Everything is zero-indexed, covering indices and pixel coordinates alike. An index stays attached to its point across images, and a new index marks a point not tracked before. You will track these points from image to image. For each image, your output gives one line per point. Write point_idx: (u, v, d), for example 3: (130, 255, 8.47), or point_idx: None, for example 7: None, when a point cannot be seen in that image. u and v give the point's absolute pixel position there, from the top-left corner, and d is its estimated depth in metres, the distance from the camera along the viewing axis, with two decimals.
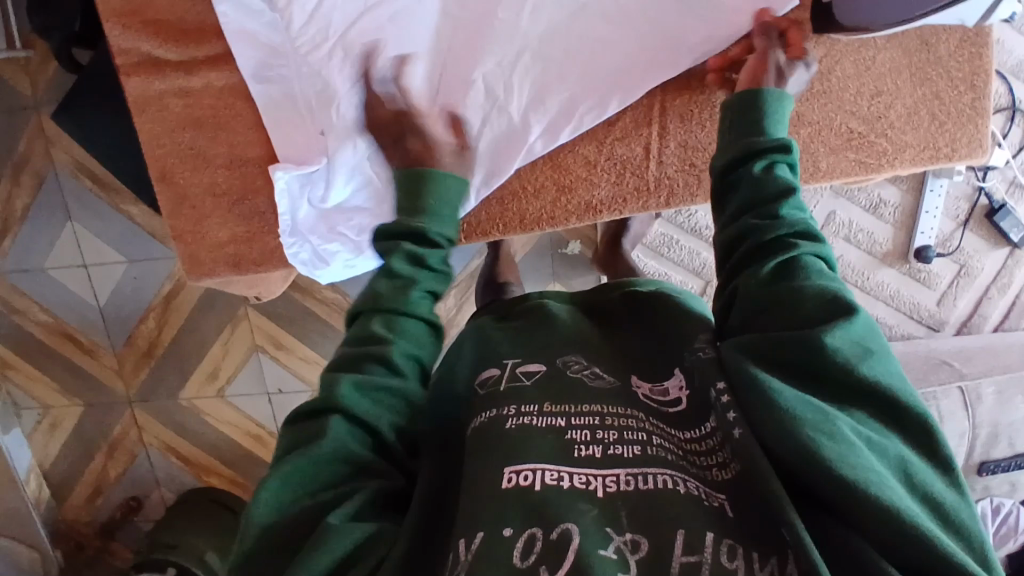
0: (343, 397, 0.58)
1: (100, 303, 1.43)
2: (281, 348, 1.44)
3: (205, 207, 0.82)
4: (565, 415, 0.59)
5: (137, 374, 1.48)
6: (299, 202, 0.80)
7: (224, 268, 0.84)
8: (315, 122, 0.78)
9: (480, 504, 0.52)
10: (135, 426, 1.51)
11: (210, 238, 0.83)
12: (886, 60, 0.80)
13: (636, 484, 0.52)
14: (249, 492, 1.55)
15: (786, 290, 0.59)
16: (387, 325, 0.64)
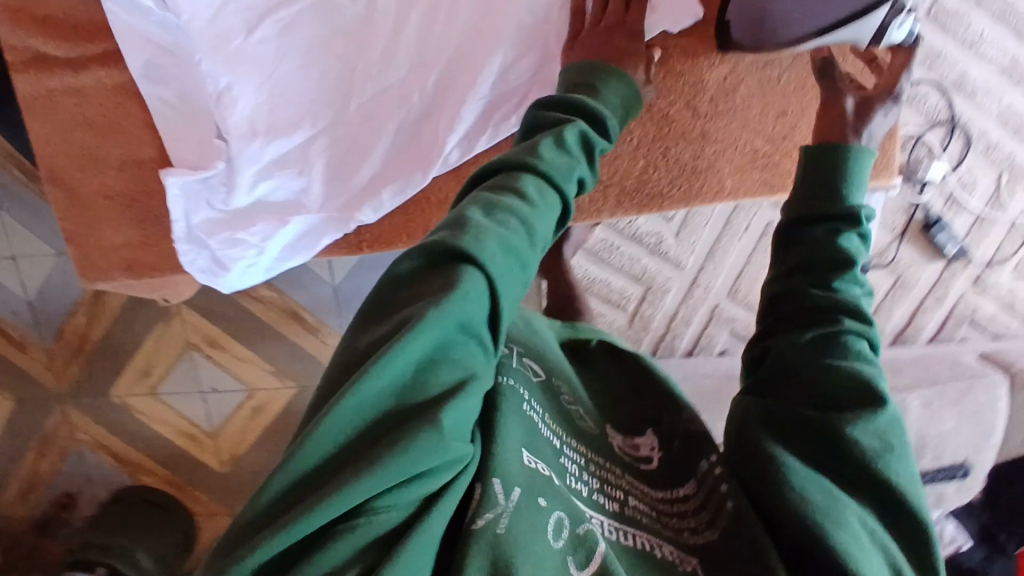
0: (485, 248, 0.47)
1: (28, 298, 1.38)
2: (216, 346, 1.41)
3: (98, 209, 0.82)
4: (562, 438, 0.58)
5: (69, 370, 1.44)
6: (196, 209, 0.79)
7: (117, 271, 0.86)
8: (211, 126, 0.76)
9: (514, 468, 0.48)
10: (68, 422, 1.48)
11: (104, 241, 0.83)
12: (788, 81, 0.84)
13: (620, 536, 0.53)
14: (185, 489, 1.53)
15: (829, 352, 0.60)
16: (537, 189, 0.53)
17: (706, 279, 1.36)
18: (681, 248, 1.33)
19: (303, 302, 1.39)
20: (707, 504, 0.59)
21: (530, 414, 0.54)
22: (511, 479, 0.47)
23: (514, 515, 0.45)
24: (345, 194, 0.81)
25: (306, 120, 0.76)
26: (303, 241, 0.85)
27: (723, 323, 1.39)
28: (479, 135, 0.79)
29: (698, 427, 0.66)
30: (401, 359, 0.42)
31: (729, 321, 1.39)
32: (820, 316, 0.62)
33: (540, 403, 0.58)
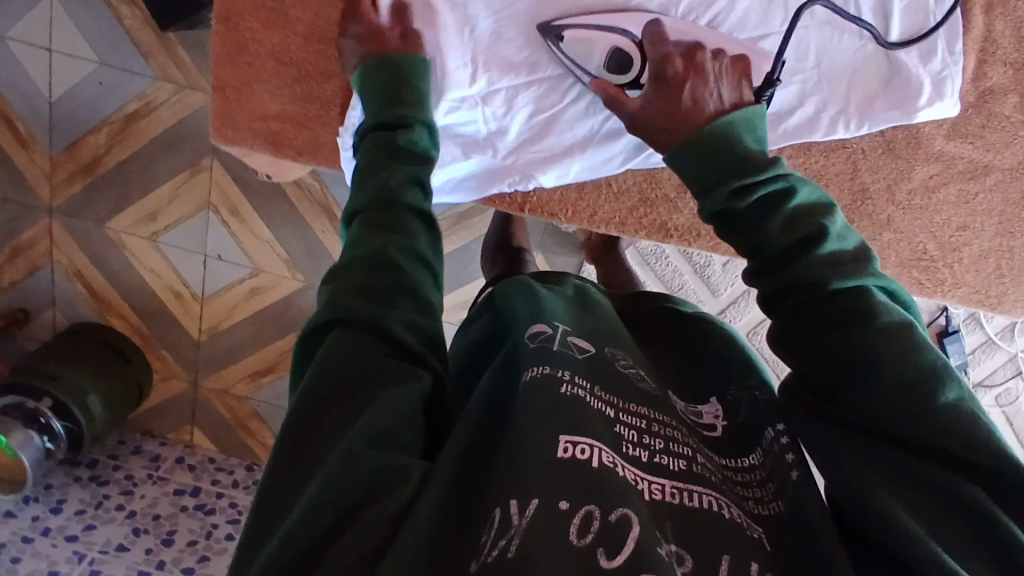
0: (337, 301, 0.50)
1: (50, 97, 1.26)
2: (235, 215, 1.33)
3: (262, 68, 0.71)
4: (615, 407, 0.53)
5: (68, 187, 1.33)
6: None
7: (259, 146, 0.75)
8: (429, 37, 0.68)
9: (533, 462, 0.44)
10: (49, 238, 1.37)
11: (256, 105, 0.73)
12: (987, 200, 0.80)
13: (681, 498, 0.47)
14: (149, 345, 1.45)
15: (889, 386, 0.45)
16: (370, 213, 0.54)
17: (733, 313, 1.37)
18: (722, 278, 1.35)
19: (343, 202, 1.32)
20: (774, 475, 0.52)
21: (570, 394, 0.51)
22: (522, 484, 0.43)
23: (528, 530, 0.41)
24: (539, 151, 0.75)
25: (528, 64, 0.70)
26: (467, 181, 0.79)
27: None
28: None
29: (767, 393, 0.60)
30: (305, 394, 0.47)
31: None
32: (850, 324, 0.47)
33: (585, 378, 0.54)
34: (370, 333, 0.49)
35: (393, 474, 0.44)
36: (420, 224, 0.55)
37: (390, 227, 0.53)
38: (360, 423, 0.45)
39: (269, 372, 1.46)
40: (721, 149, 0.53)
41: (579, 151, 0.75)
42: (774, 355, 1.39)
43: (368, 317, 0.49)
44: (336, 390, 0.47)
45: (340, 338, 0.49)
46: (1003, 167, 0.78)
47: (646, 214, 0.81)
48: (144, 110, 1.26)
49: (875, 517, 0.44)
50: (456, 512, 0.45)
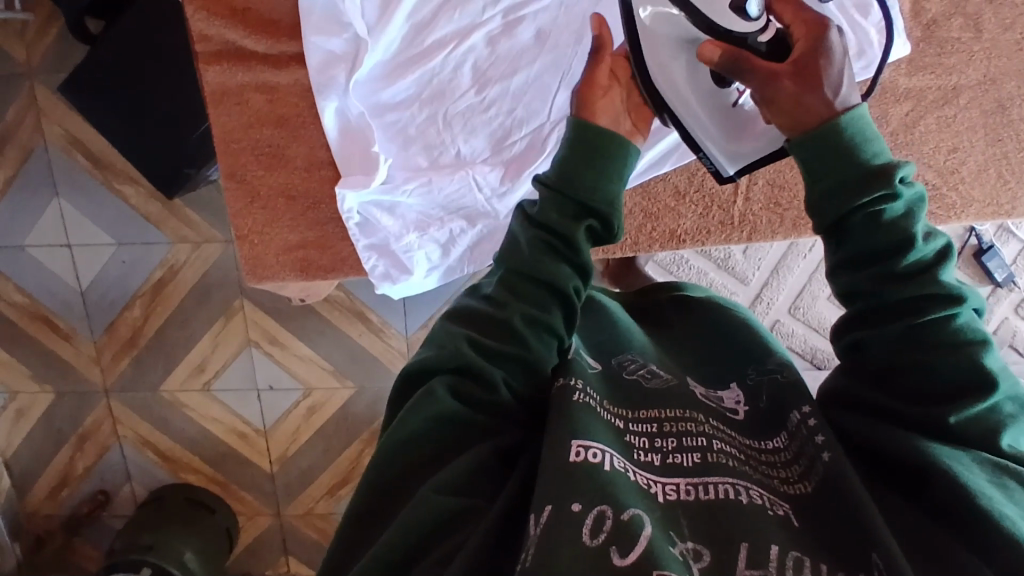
0: (461, 354, 0.52)
1: (82, 287, 1.34)
2: (276, 344, 1.39)
3: (277, 208, 0.77)
4: (625, 417, 0.54)
5: (116, 365, 1.39)
6: (385, 213, 0.75)
7: (289, 273, 0.80)
8: (419, 132, 0.73)
9: (544, 476, 0.46)
10: (110, 417, 1.42)
11: (279, 241, 0.79)
12: (965, 119, 0.82)
13: (697, 493, 0.46)
14: (228, 491, 1.48)
15: (930, 381, 0.48)
16: (512, 292, 0.54)
17: (770, 295, 1.38)
18: (748, 264, 1.36)
19: (371, 304, 1.37)
20: (801, 455, 0.51)
21: (581, 401, 0.51)
22: (550, 492, 0.44)
23: (543, 537, 0.42)
24: None
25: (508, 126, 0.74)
26: (455, 245, 0.79)
27: (782, 338, 1.40)
28: (669, 158, 0.80)
29: (789, 373, 0.59)
30: (405, 436, 0.49)
31: (787, 337, 1.41)
32: (921, 334, 0.48)
33: (598, 394, 0.55)
34: (475, 384, 0.51)
35: (459, 516, 0.45)
36: (557, 304, 0.55)
37: (518, 299, 0.54)
38: (438, 476, 0.47)
39: (346, 483, 1.47)
40: (851, 150, 0.50)
41: None
42: (822, 322, 1.40)
43: (478, 371, 0.51)
44: (426, 452, 0.49)
45: (446, 386, 0.50)
46: (969, 84, 0.81)
47: (651, 227, 0.85)
48: (169, 274, 1.34)
49: (899, 452, 0.47)
50: (509, 542, 0.44)
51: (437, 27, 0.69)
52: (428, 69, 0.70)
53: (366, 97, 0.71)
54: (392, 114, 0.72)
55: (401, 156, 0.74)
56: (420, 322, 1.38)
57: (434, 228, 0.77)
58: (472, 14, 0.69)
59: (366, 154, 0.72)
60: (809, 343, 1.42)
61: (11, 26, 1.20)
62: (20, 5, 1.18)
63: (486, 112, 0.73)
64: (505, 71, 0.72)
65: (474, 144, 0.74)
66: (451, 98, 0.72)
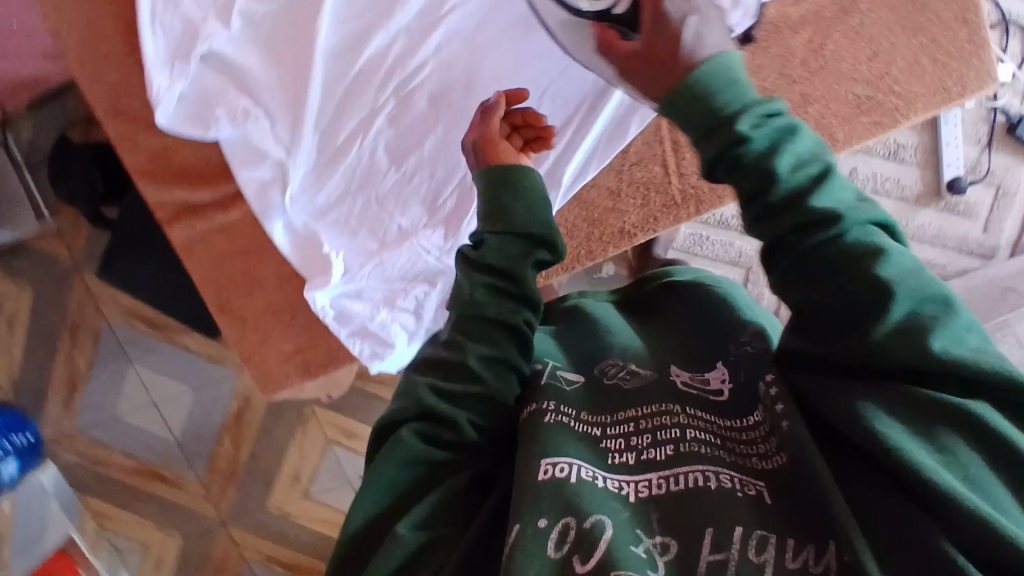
0: (426, 400, 0.59)
1: (176, 436, 1.47)
2: (353, 435, 1.48)
3: (267, 326, 0.81)
4: (604, 423, 0.57)
5: (224, 496, 1.50)
6: (355, 297, 0.79)
7: (296, 377, 0.83)
8: (361, 219, 0.78)
9: (516, 498, 0.50)
10: (232, 546, 1.52)
11: (278, 352, 0.82)
12: (876, 21, 0.81)
13: (668, 485, 0.49)
14: None
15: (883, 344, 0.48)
16: (467, 332, 0.62)
17: None
18: None
19: None
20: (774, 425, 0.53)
21: (551, 421, 0.56)
22: (524, 508, 0.49)
23: (515, 553, 0.46)
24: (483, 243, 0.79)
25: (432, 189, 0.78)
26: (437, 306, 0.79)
27: None
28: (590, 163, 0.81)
29: (760, 344, 0.60)
30: (382, 477, 0.57)
31: None
32: (827, 258, 0.51)
33: (576, 407, 0.59)
34: (444, 427, 0.59)
35: (419, 557, 0.52)
36: (506, 334, 0.63)
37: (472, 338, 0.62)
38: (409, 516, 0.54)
39: None
40: (707, 98, 0.51)
41: None
42: None
43: (444, 416, 0.59)
44: (399, 492, 0.57)
45: (414, 431, 0.58)
46: None
47: (600, 229, 0.84)
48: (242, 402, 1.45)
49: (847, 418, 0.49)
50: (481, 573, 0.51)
51: (344, 126, 0.77)
52: (347, 164, 0.78)
53: (307, 206, 0.78)
54: (331, 214, 0.78)
55: (351, 247, 0.78)
56: None
57: (401, 298, 0.79)
58: (368, 105, 0.77)
59: (320, 255, 0.76)
60: None
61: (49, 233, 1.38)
62: (51, 214, 1.35)
63: (410, 182, 0.78)
64: (413, 141, 0.78)
65: (413, 213, 0.78)
66: (376, 181, 0.78)
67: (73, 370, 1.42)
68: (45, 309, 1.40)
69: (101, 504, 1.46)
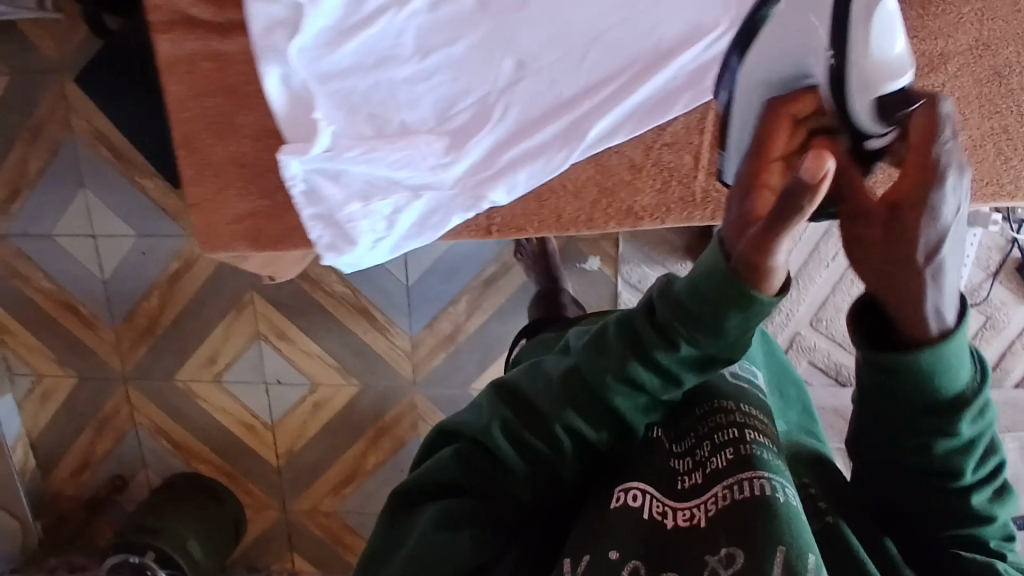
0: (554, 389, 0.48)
1: (103, 276, 1.40)
2: (283, 338, 1.41)
3: (226, 176, 0.71)
4: (670, 436, 0.50)
5: (134, 352, 1.45)
6: (353, 161, 0.66)
7: (242, 243, 0.75)
8: (380, 76, 0.63)
9: (600, 524, 0.46)
10: (127, 404, 1.48)
11: (231, 209, 0.73)
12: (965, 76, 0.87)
13: (733, 492, 0.43)
14: (239, 484, 1.53)
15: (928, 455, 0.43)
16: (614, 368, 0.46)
17: (788, 305, 1.31)
18: None
19: (374, 299, 1.38)
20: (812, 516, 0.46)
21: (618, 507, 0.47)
22: (628, 475, 0.49)
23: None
24: (480, 170, 0.69)
25: (451, 96, 0.65)
26: (431, 220, 0.73)
27: (801, 352, 1.32)
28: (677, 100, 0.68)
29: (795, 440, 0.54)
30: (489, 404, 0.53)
31: (808, 351, 1.32)
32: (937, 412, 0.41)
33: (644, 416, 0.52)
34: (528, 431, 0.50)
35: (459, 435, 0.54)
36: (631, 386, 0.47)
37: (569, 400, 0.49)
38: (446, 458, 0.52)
39: (351, 482, 1.50)
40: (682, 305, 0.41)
41: (525, 163, 0.69)
42: (846, 337, 1.31)
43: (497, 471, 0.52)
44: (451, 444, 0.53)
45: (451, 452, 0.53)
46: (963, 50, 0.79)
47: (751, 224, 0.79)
48: (185, 265, 1.38)
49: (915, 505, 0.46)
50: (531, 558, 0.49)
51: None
52: (367, 38, 0.61)
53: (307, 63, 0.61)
54: (305, 78, 0.62)
55: (329, 103, 0.63)
56: (424, 323, 1.39)
57: (379, 196, 0.69)
58: None
59: (308, 121, 0.64)
60: (833, 357, 1.33)
61: (42, 24, 1.27)
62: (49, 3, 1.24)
63: (429, 78, 0.64)
64: (443, 39, 0.62)
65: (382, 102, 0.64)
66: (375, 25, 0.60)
67: (22, 171, 1.34)
68: (11, 98, 1.30)
69: (47, 309, 1.42)
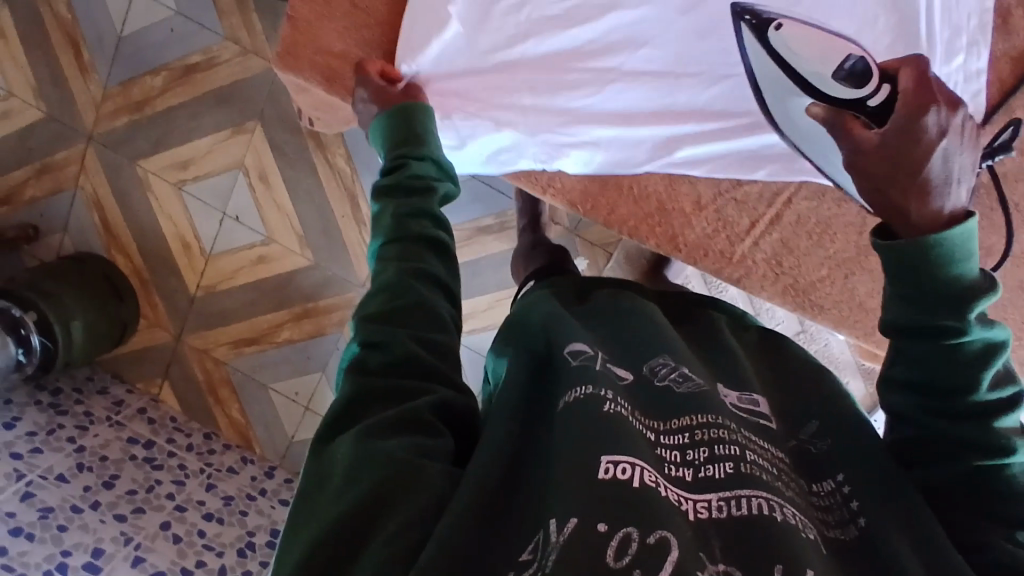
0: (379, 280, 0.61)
1: (123, 32, 1.34)
2: (263, 181, 1.37)
3: (336, 9, 0.79)
4: (659, 428, 0.55)
5: (113, 120, 1.38)
6: (451, 57, 0.78)
7: (314, 77, 0.80)
8: (521, 28, 0.78)
9: (572, 488, 0.47)
10: (79, 164, 1.40)
11: (324, 44, 0.80)
12: None
13: (729, 510, 0.47)
14: (146, 293, 1.47)
15: (967, 429, 0.53)
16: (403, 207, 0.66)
17: None
18: None
19: (367, 193, 1.37)
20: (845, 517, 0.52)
21: (642, 490, 0.46)
22: (568, 506, 0.46)
23: (565, 548, 0.43)
24: (566, 136, 0.82)
25: (574, 55, 0.80)
26: (501, 158, 0.85)
27: None
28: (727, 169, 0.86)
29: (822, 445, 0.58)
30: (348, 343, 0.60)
31: None
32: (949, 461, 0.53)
33: (628, 404, 0.56)
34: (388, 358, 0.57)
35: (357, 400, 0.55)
36: (432, 250, 0.64)
37: (414, 255, 0.63)
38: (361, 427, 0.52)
39: (253, 343, 1.47)
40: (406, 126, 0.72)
41: (602, 145, 0.83)
42: None
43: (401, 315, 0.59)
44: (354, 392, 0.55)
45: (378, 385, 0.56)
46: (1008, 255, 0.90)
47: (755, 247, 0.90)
48: (206, 64, 1.33)
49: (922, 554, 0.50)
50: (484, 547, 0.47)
51: None
52: None
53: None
54: None
55: (470, 26, 0.77)
56: None
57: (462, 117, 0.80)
58: None
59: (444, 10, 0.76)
60: None
61: None
62: None
63: (570, 29, 0.78)
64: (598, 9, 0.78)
65: (510, 29, 0.78)
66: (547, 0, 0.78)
67: None
68: None
69: (49, 32, 1.35)
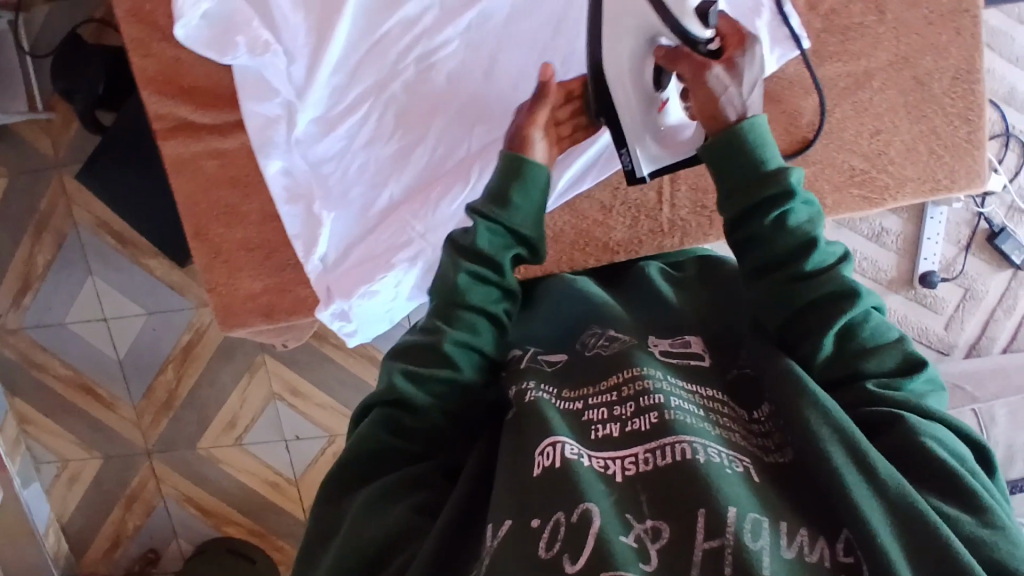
0: (399, 386, 0.63)
1: (119, 355, 1.46)
2: (299, 395, 1.47)
3: (239, 260, 0.95)
4: (586, 397, 0.59)
5: (156, 426, 1.50)
6: (337, 242, 0.92)
7: (256, 317, 0.98)
8: (375, 181, 0.91)
9: (509, 486, 0.53)
10: (154, 477, 1.52)
11: (244, 289, 0.96)
12: (882, 101, 0.92)
13: (655, 460, 0.50)
14: (267, 541, 1.55)
15: (808, 293, 0.62)
16: (450, 316, 0.67)
17: None
18: None
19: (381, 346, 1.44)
20: (777, 429, 0.56)
21: (567, 464, 0.51)
22: (508, 505, 0.51)
23: (498, 547, 0.49)
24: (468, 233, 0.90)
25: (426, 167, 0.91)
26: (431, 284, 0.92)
27: None
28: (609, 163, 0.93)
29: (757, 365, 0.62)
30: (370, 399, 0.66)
31: None
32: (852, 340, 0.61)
33: (556, 384, 0.62)
34: (406, 412, 0.63)
35: (374, 458, 0.62)
36: (484, 321, 0.68)
37: (447, 321, 0.67)
38: (369, 491, 0.59)
39: None
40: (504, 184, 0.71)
41: None
42: None
43: (408, 401, 0.63)
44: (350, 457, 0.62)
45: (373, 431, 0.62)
46: (884, 65, 0.91)
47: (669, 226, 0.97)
48: (195, 337, 1.44)
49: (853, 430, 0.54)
50: (452, 556, 0.53)
51: (346, 95, 0.89)
52: (349, 125, 0.90)
53: (302, 155, 0.91)
54: (302, 171, 0.91)
55: (337, 204, 0.91)
56: None
57: (380, 275, 0.89)
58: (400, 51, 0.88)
59: (313, 213, 0.90)
60: None
61: (36, 124, 1.34)
62: (43, 106, 1.31)
63: (410, 153, 0.91)
64: (420, 116, 0.90)
65: (369, 191, 0.92)
66: (377, 145, 0.91)
67: (29, 267, 1.40)
68: (14, 200, 1.37)
69: (67, 392, 1.48)
